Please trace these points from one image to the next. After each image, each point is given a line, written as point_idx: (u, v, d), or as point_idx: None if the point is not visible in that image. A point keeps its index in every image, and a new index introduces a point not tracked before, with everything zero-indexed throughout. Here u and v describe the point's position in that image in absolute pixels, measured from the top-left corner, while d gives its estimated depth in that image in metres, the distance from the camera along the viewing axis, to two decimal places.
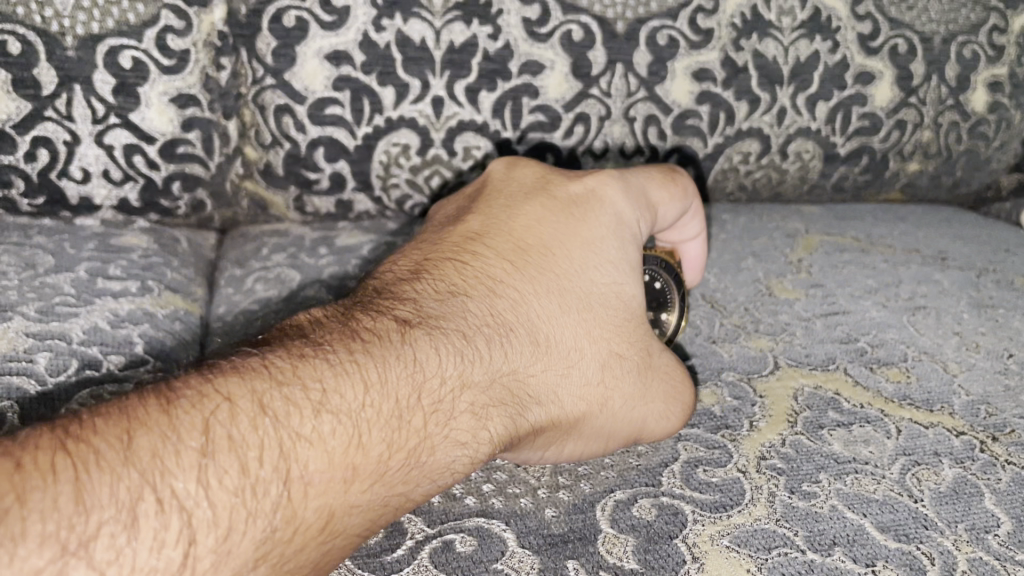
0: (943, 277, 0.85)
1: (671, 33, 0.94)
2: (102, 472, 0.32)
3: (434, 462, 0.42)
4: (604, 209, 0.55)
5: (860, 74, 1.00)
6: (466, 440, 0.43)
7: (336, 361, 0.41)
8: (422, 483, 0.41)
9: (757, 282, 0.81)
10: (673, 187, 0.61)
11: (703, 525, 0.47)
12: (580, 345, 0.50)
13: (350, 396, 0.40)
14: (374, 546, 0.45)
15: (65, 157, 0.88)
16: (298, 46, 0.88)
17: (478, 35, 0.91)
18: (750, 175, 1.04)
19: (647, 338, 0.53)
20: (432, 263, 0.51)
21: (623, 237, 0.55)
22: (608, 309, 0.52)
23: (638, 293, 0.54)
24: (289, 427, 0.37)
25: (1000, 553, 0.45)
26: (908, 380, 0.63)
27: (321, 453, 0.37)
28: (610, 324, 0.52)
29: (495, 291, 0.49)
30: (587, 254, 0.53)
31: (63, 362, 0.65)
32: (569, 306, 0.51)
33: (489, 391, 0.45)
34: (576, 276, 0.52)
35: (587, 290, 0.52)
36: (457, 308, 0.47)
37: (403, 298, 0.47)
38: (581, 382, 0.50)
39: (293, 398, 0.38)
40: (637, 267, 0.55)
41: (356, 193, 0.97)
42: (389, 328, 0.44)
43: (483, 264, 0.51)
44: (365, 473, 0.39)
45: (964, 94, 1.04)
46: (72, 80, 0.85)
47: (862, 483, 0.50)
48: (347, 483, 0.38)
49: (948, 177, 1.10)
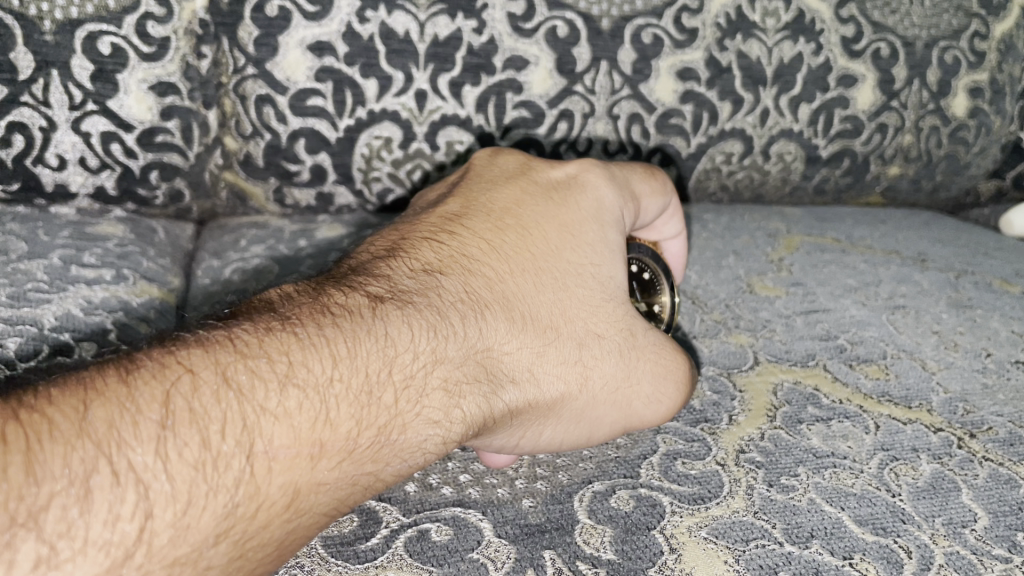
0: (923, 279, 0.85)
1: (655, 32, 0.94)
2: (58, 441, 0.31)
3: (403, 441, 0.40)
4: (582, 194, 0.54)
5: (843, 76, 1.01)
6: (436, 418, 0.41)
7: (304, 334, 0.39)
8: (391, 462, 0.40)
9: (739, 280, 0.81)
10: (652, 180, 0.59)
11: (681, 516, 0.46)
12: (560, 323, 0.49)
13: (317, 370, 0.38)
14: (348, 534, 0.44)
15: (41, 143, 0.87)
16: (281, 36, 0.87)
17: (463, 28, 0.90)
18: (733, 176, 1.05)
19: (631, 319, 0.51)
20: (408, 241, 0.49)
21: (602, 221, 0.53)
22: (587, 290, 0.50)
23: (619, 276, 0.52)
24: (252, 401, 0.36)
25: (978, 547, 0.45)
26: (888, 377, 0.63)
27: (285, 427, 0.36)
28: (590, 305, 0.50)
29: (471, 267, 0.48)
30: (565, 235, 0.51)
31: (33, 347, 0.64)
32: (550, 285, 0.49)
33: (463, 371, 0.43)
34: (554, 257, 0.50)
35: (564, 271, 0.50)
36: (432, 284, 0.46)
37: (377, 275, 0.45)
38: (559, 362, 0.48)
39: (258, 370, 0.37)
40: (619, 248, 0.53)
41: (336, 186, 0.96)
42: (361, 303, 0.42)
43: (460, 244, 0.49)
44: (332, 449, 0.37)
45: (945, 100, 1.05)
46: (49, 65, 0.84)
47: (841, 476, 0.50)
48: (313, 458, 0.36)
49: (928, 182, 1.10)
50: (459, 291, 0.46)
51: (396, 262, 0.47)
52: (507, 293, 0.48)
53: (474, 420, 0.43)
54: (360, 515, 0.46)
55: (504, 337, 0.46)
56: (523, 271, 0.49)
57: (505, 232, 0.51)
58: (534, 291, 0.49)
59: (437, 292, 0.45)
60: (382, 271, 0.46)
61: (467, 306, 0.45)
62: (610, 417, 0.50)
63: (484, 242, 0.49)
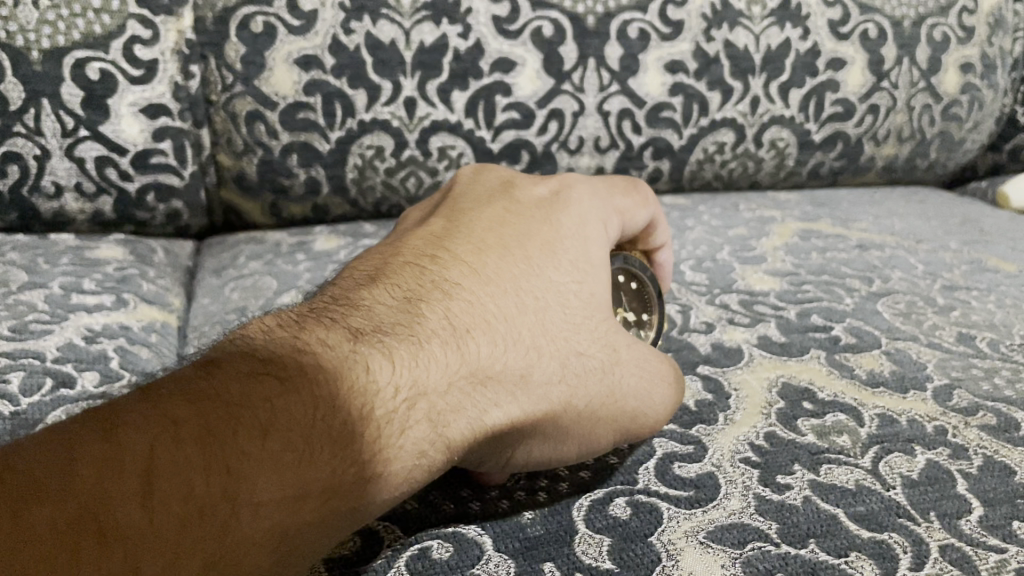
0: (916, 260, 0.86)
1: (642, 26, 1.01)
2: (44, 503, 0.29)
3: (388, 475, 0.38)
4: (561, 217, 0.53)
5: (832, 59, 1.10)
6: (421, 449, 0.40)
7: (285, 375, 0.38)
8: (377, 494, 0.38)
9: (733, 273, 0.81)
10: (635, 194, 0.58)
11: (679, 522, 0.47)
12: (546, 343, 0.47)
13: (298, 412, 0.36)
14: (352, 556, 0.44)
15: (36, 172, 0.88)
16: (267, 52, 0.91)
17: (448, 33, 0.95)
18: (726, 164, 1.13)
19: (616, 334, 0.50)
20: (390, 268, 0.48)
21: (585, 237, 0.52)
22: (569, 309, 0.49)
23: (603, 290, 0.51)
24: (237, 448, 0.34)
25: (973, 538, 0.45)
26: (882, 365, 0.63)
27: (271, 470, 0.34)
28: (573, 324, 0.49)
29: (453, 292, 0.47)
30: (546, 254, 0.51)
31: (37, 381, 0.63)
32: (532, 307, 0.48)
33: (451, 393, 0.42)
34: (533, 278, 0.49)
35: (547, 291, 0.49)
36: (413, 313, 0.44)
37: (357, 308, 0.44)
38: (550, 380, 0.46)
39: (240, 415, 0.35)
40: (602, 264, 0.52)
41: (330, 197, 0.99)
42: (343, 334, 0.42)
43: (442, 269, 0.48)
44: (318, 490, 0.35)
45: (936, 77, 1.16)
46: (39, 95, 0.85)
47: (836, 472, 0.51)
48: (299, 501, 0.34)
49: (898, 161, 1.22)
50: (443, 316, 0.45)
51: (376, 291, 0.46)
52: (492, 313, 0.47)
53: (463, 445, 0.42)
54: (364, 537, 0.45)
55: (492, 357, 0.45)
56: (504, 295, 0.48)
57: (488, 256, 0.50)
58: (517, 312, 0.48)
59: (420, 318, 0.44)
60: (364, 299, 0.45)
61: (452, 329, 0.44)
62: (605, 435, 0.48)
63: (466, 267, 0.49)
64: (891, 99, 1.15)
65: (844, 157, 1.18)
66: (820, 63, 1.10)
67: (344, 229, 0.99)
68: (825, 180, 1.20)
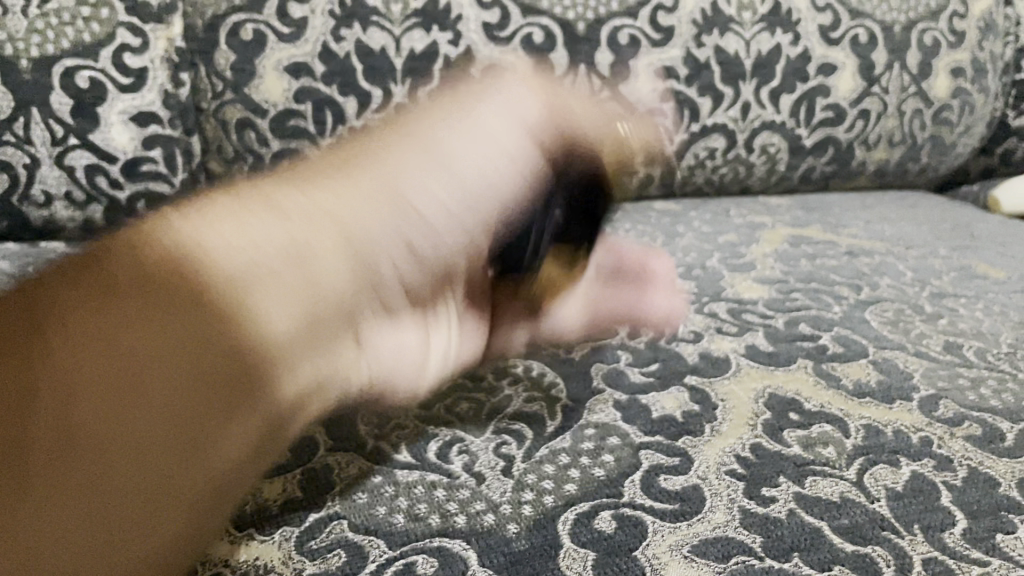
0: (905, 267, 0.86)
1: (632, 32, 1.03)
2: None
3: (233, 335, 0.39)
4: (412, 137, 0.56)
5: (822, 64, 1.11)
6: (263, 314, 0.41)
7: (130, 258, 0.39)
8: (223, 346, 0.38)
9: (722, 281, 0.81)
10: (450, 102, 0.61)
11: (663, 535, 0.47)
12: (377, 247, 0.50)
13: (134, 283, 0.37)
14: (335, 572, 0.44)
15: (26, 181, 0.87)
16: (258, 59, 0.91)
17: (439, 40, 0.96)
18: (717, 170, 1.13)
19: (432, 249, 0.53)
20: (241, 184, 0.51)
21: (451, 165, 0.55)
22: (415, 223, 0.52)
23: (439, 215, 0.53)
24: (67, 325, 0.35)
25: (956, 551, 0.45)
26: (869, 375, 0.63)
27: (103, 345, 0.34)
28: (409, 236, 0.52)
29: (295, 197, 0.49)
30: (367, 168, 0.53)
31: None
32: (382, 211, 0.51)
33: (302, 278, 0.44)
34: (388, 193, 0.52)
35: (398, 204, 0.52)
36: (253, 207, 0.47)
37: (200, 205, 0.46)
38: (353, 276, 0.48)
39: (82, 297, 0.36)
40: (464, 199, 0.55)
41: None
42: (225, 227, 0.43)
43: (281, 184, 0.51)
44: (150, 348, 0.36)
45: (927, 81, 1.17)
46: (29, 103, 0.85)
47: (820, 484, 0.51)
48: (135, 373, 0.35)
49: (890, 166, 1.22)
50: (290, 214, 0.47)
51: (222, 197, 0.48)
52: (330, 212, 0.49)
53: (289, 323, 0.42)
54: (348, 551, 0.45)
55: (327, 243, 0.47)
56: (360, 201, 0.50)
57: (344, 172, 0.53)
58: (369, 220, 0.50)
59: (257, 210, 0.46)
60: (201, 201, 0.47)
61: (287, 220, 0.46)
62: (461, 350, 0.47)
63: (319, 182, 0.51)
64: (882, 104, 1.15)
65: (836, 161, 1.18)
66: (810, 68, 1.10)
67: None
68: (817, 185, 1.20)
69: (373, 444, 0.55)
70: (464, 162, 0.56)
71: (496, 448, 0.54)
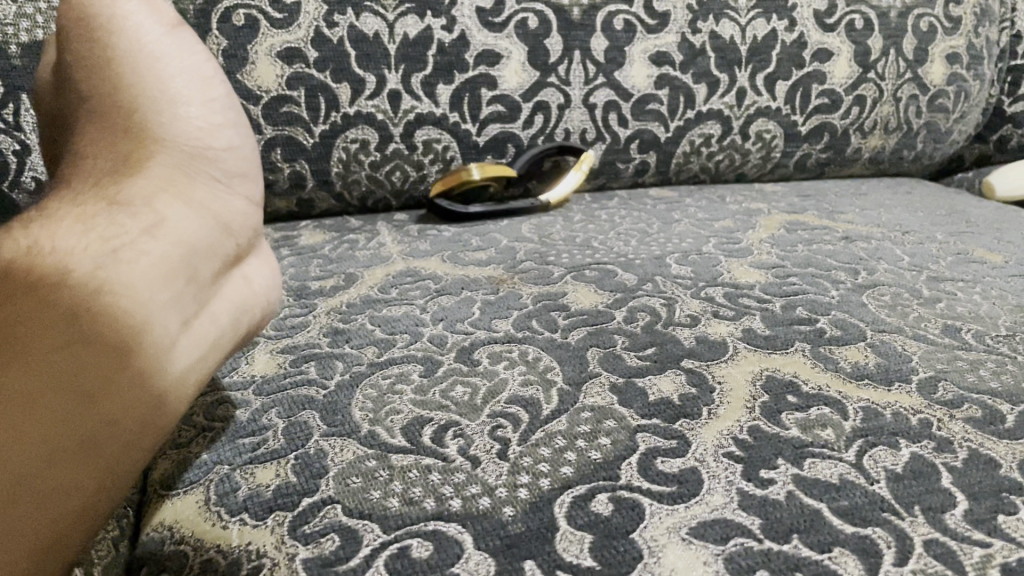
0: (902, 251, 0.86)
1: (626, 17, 1.02)
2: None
3: (114, 314, 0.45)
4: (134, 77, 0.58)
5: (817, 51, 1.10)
6: (135, 286, 0.47)
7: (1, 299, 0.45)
8: (108, 316, 0.45)
9: (719, 266, 0.81)
10: (92, 33, 0.60)
11: (661, 518, 0.46)
12: (146, 207, 0.52)
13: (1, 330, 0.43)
14: (330, 555, 0.43)
15: (16, 168, 0.85)
16: (249, 46, 0.89)
17: (433, 26, 0.95)
18: (713, 157, 1.12)
19: (189, 177, 0.56)
20: (107, 181, 0.54)
21: (165, 117, 0.58)
22: (151, 179, 0.54)
23: (192, 152, 0.57)
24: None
25: (957, 532, 0.45)
26: (867, 357, 0.63)
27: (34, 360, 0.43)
28: (161, 186, 0.54)
29: (150, 194, 0.53)
30: (178, 142, 0.57)
31: None
32: (106, 191, 0.53)
33: (173, 265, 0.50)
34: (115, 181, 0.54)
35: (106, 184, 0.54)
36: (106, 212, 0.51)
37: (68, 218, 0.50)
38: (145, 230, 0.50)
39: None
40: (176, 150, 0.57)
41: (315, 192, 0.97)
42: (85, 235, 0.48)
43: (82, 187, 0.53)
44: (53, 357, 0.43)
45: (922, 67, 1.16)
46: (18, 90, 0.84)
47: (819, 466, 0.50)
48: (67, 375, 0.43)
49: (885, 152, 1.21)
50: (157, 214, 0.52)
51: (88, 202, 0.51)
52: (192, 209, 0.55)
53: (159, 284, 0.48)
54: (342, 535, 0.45)
55: (191, 232, 0.53)
56: (88, 193, 0.53)
57: (199, 159, 0.58)
58: (102, 202, 0.52)
59: (119, 221, 0.50)
60: (33, 226, 0.49)
61: (155, 223, 0.51)
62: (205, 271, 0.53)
63: (131, 178, 0.54)
64: (878, 90, 1.15)
65: (831, 148, 1.17)
66: (806, 54, 1.10)
67: (329, 225, 0.98)
68: (812, 172, 1.20)
69: (369, 429, 0.54)
70: (248, 143, 0.62)
71: (491, 431, 0.54)
